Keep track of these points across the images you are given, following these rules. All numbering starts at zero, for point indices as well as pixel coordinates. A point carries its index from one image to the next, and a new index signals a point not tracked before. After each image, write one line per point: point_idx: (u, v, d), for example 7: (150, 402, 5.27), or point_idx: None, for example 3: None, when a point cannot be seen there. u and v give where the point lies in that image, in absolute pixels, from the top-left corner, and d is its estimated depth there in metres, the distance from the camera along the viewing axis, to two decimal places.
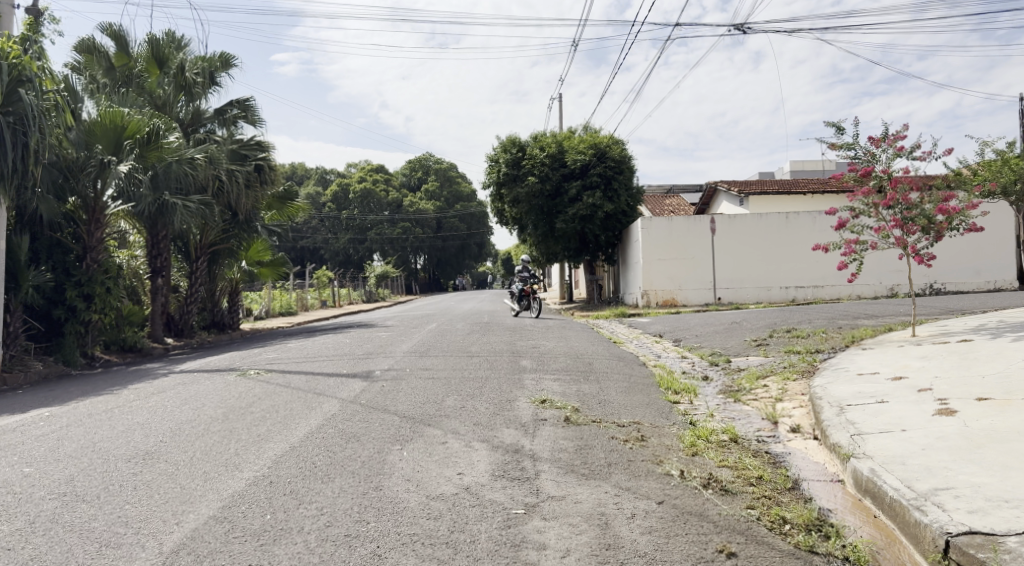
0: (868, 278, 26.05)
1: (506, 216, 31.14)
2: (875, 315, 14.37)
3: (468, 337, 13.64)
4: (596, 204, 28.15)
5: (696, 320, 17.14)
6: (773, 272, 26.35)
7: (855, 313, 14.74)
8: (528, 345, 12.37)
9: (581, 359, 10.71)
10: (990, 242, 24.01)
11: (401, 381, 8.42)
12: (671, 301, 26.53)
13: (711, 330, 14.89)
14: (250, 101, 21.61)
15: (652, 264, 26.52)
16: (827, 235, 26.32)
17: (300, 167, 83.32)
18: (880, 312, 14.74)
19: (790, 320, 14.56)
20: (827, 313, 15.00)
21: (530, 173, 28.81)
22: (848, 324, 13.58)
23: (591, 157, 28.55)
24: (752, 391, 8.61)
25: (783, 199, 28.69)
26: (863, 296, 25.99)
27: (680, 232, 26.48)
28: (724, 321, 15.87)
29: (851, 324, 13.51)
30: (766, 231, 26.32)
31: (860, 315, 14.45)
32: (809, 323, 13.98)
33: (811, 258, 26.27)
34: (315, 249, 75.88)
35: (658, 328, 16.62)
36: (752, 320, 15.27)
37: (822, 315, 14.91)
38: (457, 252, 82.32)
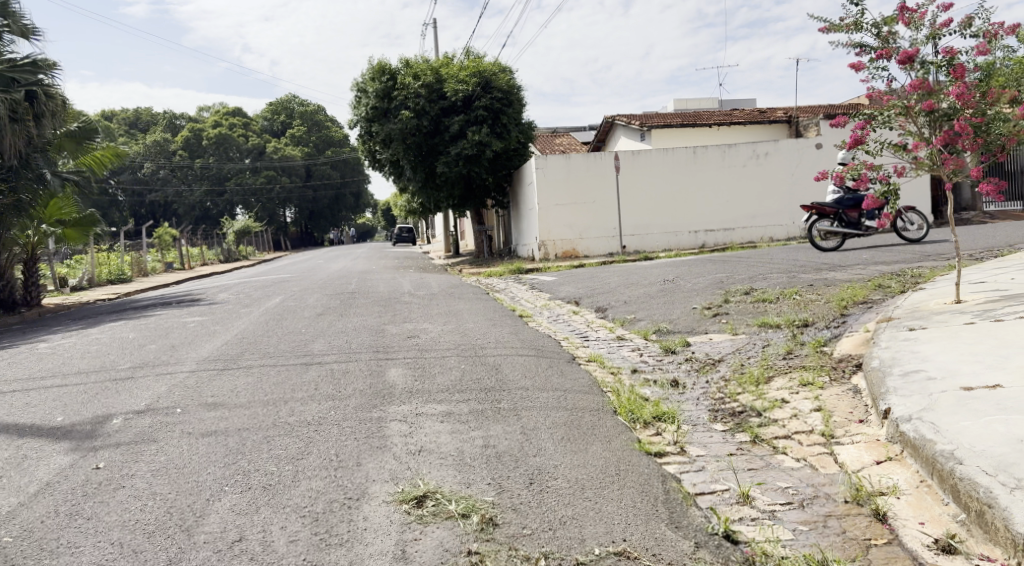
0: (779, 217, 24.03)
1: (378, 159, 26.50)
2: (844, 267, 11.38)
3: (317, 322, 9.62)
4: (483, 141, 24.25)
5: (616, 279, 13.76)
6: (682, 215, 23.62)
7: (818, 266, 11.73)
8: (401, 334, 8.52)
9: (481, 359, 7.00)
10: None
11: (150, 449, 4.44)
12: (571, 253, 23.19)
13: (642, 293, 11.48)
14: (15, 7, 16.13)
15: (550, 211, 23.00)
16: (786, 169, 23.93)
17: (145, 113, 74.63)
18: (847, 263, 11.79)
19: (743, 278, 11.37)
20: (782, 268, 11.94)
21: (404, 106, 24.35)
22: (820, 280, 10.50)
23: (474, 87, 24.46)
24: (772, 418, 5.15)
25: (690, 133, 25.79)
26: (775, 238, 24.01)
27: (579, 173, 23.02)
28: (653, 280, 12.54)
29: (822, 280, 10.51)
30: (673, 169, 23.42)
31: (826, 269, 11.42)
32: (769, 281, 10.82)
33: (721, 197, 23.74)
34: (167, 204, 68.12)
35: (570, 292, 13.13)
36: (692, 279, 11.99)
37: (776, 269, 11.82)
38: (332, 203, 76.46)
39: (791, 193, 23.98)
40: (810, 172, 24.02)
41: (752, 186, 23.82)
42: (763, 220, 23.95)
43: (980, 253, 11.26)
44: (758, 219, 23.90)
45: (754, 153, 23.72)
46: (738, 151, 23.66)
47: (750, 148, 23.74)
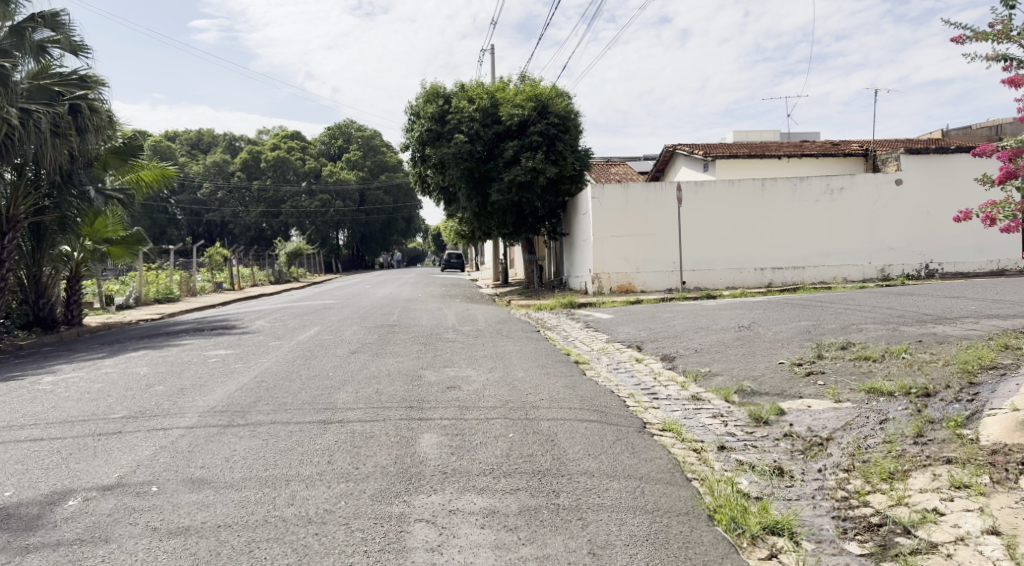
0: (853, 257, 22.34)
1: (428, 183, 25.63)
2: (953, 321, 9.83)
3: (348, 363, 8.56)
4: (539, 167, 23.23)
5: (682, 320, 12.42)
6: (747, 251, 22.11)
7: (920, 318, 10.21)
8: (440, 383, 7.37)
9: (533, 423, 5.77)
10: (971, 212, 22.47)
11: (94, 555, 3.34)
12: (627, 288, 21.81)
13: (716, 341, 10.12)
14: (64, 19, 15.71)
15: (606, 241, 21.74)
16: (863, 205, 22.28)
17: (207, 134, 76.13)
18: (954, 315, 10.24)
19: (833, 328, 9.93)
20: (876, 318, 10.46)
21: (456, 130, 23.49)
22: (929, 335, 9.01)
23: (531, 112, 23.54)
24: (929, 543, 3.83)
25: (758, 165, 24.32)
26: (849, 279, 22.29)
27: (638, 203, 21.75)
28: (725, 324, 11.19)
29: (930, 335, 9.04)
30: (739, 202, 22.01)
31: (931, 322, 9.90)
32: (866, 334, 9.36)
33: (791, 234, 22.17)
34: (223, 224, 68.92)
35: (631, 334, 11.84)
36: (772, 325, 10.59)
37: (869, 320, 10.35)
38: (384, 227, 76.39)
39: (867, 231, 22.31)
40: (888, 210, 22.32)
41: (825, 223, 22.23)
42: (836, 259, 22.30)
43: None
44: (831, 258, 22.27)
45: (827, 187, 22.17)
46: (811, 184, 22.13)
47: (824, 182, 22.20)
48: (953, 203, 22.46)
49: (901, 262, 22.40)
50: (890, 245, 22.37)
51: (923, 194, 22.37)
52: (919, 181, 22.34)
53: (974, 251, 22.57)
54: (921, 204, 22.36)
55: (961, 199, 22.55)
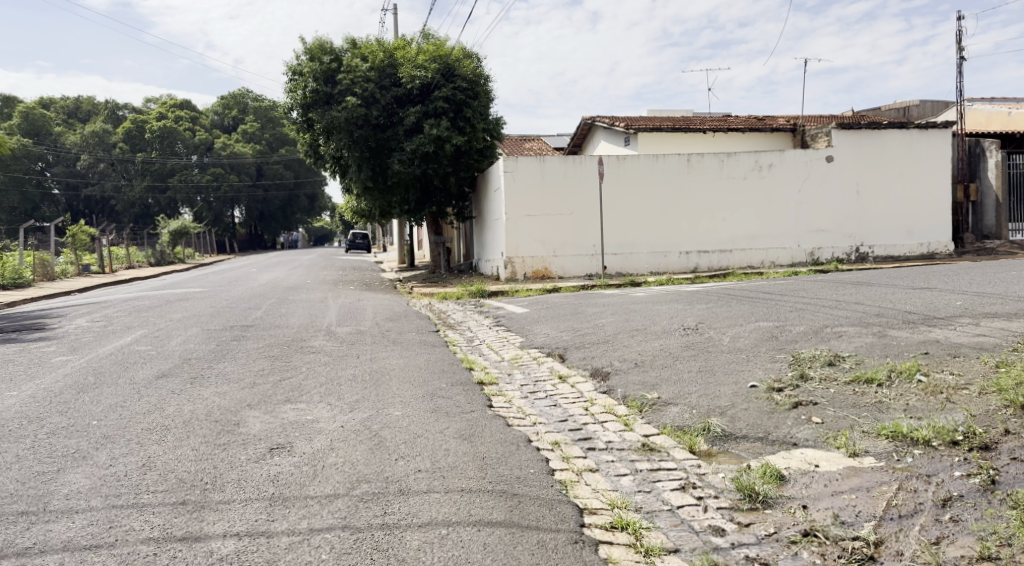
0: (783, 240, 20.76)
1: (319, 154, 22.52)
2: (948, 323, 7.84)
3: (144, 398, 5.81)
4: (444, 136, 20.63)
5: (610, 319, 10.12)
6: (672, 233, 20.17)
7: (904, 319, 8.20)
8: (262, 440, 4.72)
9: (391, 544, 3.26)
10: (901, 189, 21.29)
11: None
12: (542, 273, 19.48)
13: (659, 350, 7.81)
14: None
15: (520, 221, 19.29)
16: (792, 183, 20.68)
17: (85, 103, 69.73)
18: (944, 315, 8.28)
19: (805, 334, 7.77)
20: (851, 318, 8.40)
21: (349, 92, 20.51)
22: (933, 345, 6.93)
23: (434, 74, 20.89)
24: None
25: (682, 139, 22.37)
26: (778, 263, 20.72)
27: (555, 178, 19.37)
28: (665, 326, 8.93)
29: (932, 342, 7.02)
30: (663, 179, 19.99)
31: (922, 324, 7.88)
32: (851, 343, 7.23)
33: (718, 214, 20.34)
34: (103, 199, 63.02)
35: (551, 338, 9.46)
36: (725, 328, 8.37)
37: (843, 321, 8.27)
38: (284, 204, 71.82)
39: (797, 212, 20.76)
40: (819, 189, 20.82)
41: (754, 202, 20.51)
42: (764, 242, 20.66)
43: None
44: (759, 241, 20.61)
45: (756, 164, 20.43)
46: (739, 161, 20.34)
47: (753, 158, 20.44)
48: (883, 181, 21.18)
49: (830, 245, 20.99)
50: (820, 226, 20.91)
51: (853, 171, 20.98)
52: (849, 158, 20.93)
53: (904, 234, 21.42)
54: (852, 183, 20.98)
55: (893, 178, 21.25)
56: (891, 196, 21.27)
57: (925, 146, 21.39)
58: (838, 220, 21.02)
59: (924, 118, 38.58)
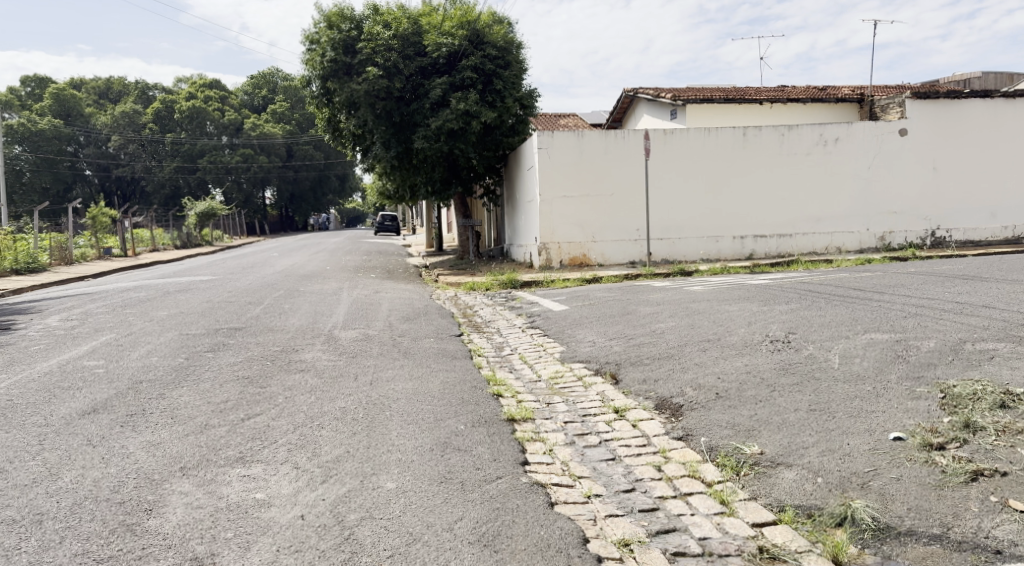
0: (849, 223, 18.58)
1: (340, 131, 20.85)
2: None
3: (41, 456, 4.15)
4: (473, 110, 18.81)
5: (670, 323, 8.26)
6: (725, 216, 18.13)
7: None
8: (169, 555, 3.05)
9: None
10: (984, 166, 18.95)
11: None
12: (580, 261, 17.59)
13: (745, 373, 5.96)
14: None
15: (556, 203, 17.40)
16: (861, 160, 18.45)
17: (116, 83, 69.10)
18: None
19: (942, 353, 5.84)
20: (992, 330, 6.44)
21: (370, 62, 18.75)
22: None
23: (462, 42, 19.06)
24: None
25: (735, 111, 20.25)
26: (845, 249, 18.56)
27: (595, 155, 17.40)
28: (743, 337, 7.06)
29: None
30: (716, 155, 17.93)
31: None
32: (1015, 369, 5.29)
33: (777, 195, 18.25)
34: (133, 179, 62.31)
35: (599, 350, 7.64)
36: (826, 342, 6.50)
37: (985, 334, 6.32)
38: (314, 185, 70.70)
39: (865, 192, 18.55)
40: (891, 166, 18.59)
41: (817, 181, 18.36)
42: (828, 226, 18.51)
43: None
44: (822, 224, 18.48)
45: (821, 138, 18.26)
46: (801, 135, 18.19)
47: (816, 131, 18.27)
48: (964, 157, 18.85)
49: (902, 228, 18.75)
50: (891, 208, 18.67)
51: (930, 146, 18.68)
52: (926, 131, 18.64)
53: (985, 216, 19.08)
54: (929, 159, 18.70)
55: (975, 154, 18.90)
56: (973, 173, 18.94)
57: (1012, 118, 18.99)
58: (912, 200, 18.76)
59: (989, 89, 35.74)
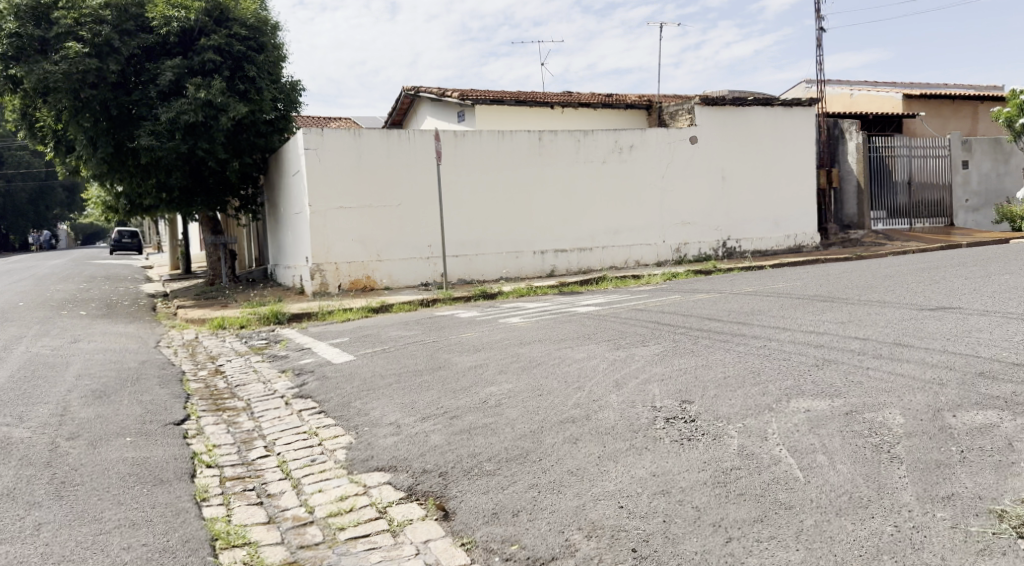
0: (646, 235, 17.43)
1: (36, 126, 16.05)
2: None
3: None
4: (217, 101, 15.16)
5: (504, 387, 5.69)
6: (521, 229, 16.08)
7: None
8: None
9: None
10: (768, 175, 18.76)
11: None
12: (363, 285, 14.37)
13: (663, 499, 3.56)
14: None
15: (329, 215, 14.09)
16: (655, 168, 17.40)
17: None
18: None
19: (932, 437, 3.81)
20: (962, 387, 4.55)
21: (72, 36, 14.41)
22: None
23: (200, 18, 15.36)
24: None
25: (525, 114, 18.46)
26: (643, 262, 17.37)
27: (376, 156, 14.34)
28: (624, 418, 4.63)
29: None
30: (509, 162, 15.82)
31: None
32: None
33: (576, 205, 16.61)
34: None
35: (406, 439, 4.85)
36: (754, 426, 4.26)
37: (961, 395, 4.40)
38: (35, 198, 60.14)
39: (660, 202, 17.52)
40: (683, 174, 17.73)
41: (614, 191, 17.00)
42: (627, 239, 17.23)
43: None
44: (621, 237, 17.16)
45: (616, 145, 16.90)
46: (597, 141, 16.68)
47: (611, 138, 16.87)
48: (749, 166, 18.52)
49: (696, 239, 18.00)
50: (685, 218, 17.84)
51: (718, 154, 18.11)
52: (714, 140, 18.03)
53: (770, 225, 18.88)
54: (717, 168, 18.14)
55: (759, 163, 18.63)
56: (758, 182, 18.66)
57: (789, 127, 18.95)
58: (704, 210, 18.07)
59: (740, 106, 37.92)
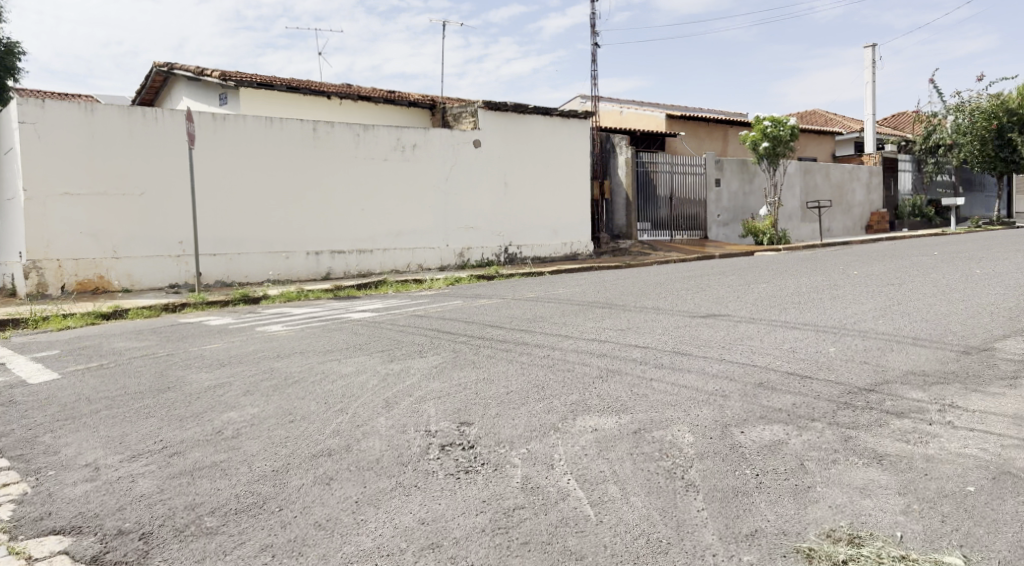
0: (429, 238, 16.38)
1: None
2: (926, 401, 4.20)
3: None
4: None
5: (245, 410, 4.66)
6: (292, 228, 14.26)
7: (832, 395, 4.38)
8: None
9: None
10: (547, 183, 18.75)
11: None
12: (94, 287, 12.20)
13: (434, 555, 2.80)
14: None
15: (50, 203, 11.85)
16: (438, 169, 16.43)
17: None
18: (879, 382, 4.65)
19: (726, 458, 3.44)
20: (743, 400, 4.31)
21: None
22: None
23: None
24: None
25: (298, 103, 17.09)
26: (425, 265, 16.26)
27: (112, 139, 12.29)
28: (390, 449, 3.74)
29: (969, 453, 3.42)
30: (279, 154, 13.96)
31: (892, 410, 4.08)
32: (878, 483, 3.11)
33: (355, 205, 15.09)
34: None
35: (101, 486, 3.69)
36: (538, 450, 3.62)
37: (745, 408, 4.15)
38: None
39: (442, 205, 16.65)
40: (465, 177, 17.01)
41: (395, 191, 15.79)
42: (411, 242, 16.01)
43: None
44: (404, 240, 15.91)
45: (398, 144, 15.67)
46: (378, 137, 15.31)
47: (392, 135, 15.59)
48: (529, 172, 18.34)
49: (479, 244, 17.36)
50: (468, 222, 17.11)
51: (499, 158, 17.69)
52: (496, 145, 17.51)
53: (549, 233, 18.86)
54: (499, 173, 17.70)
55: (539, 170, 18.53)
56: (538, 189, 18.54)
57: (567, 137, 19.05)
58: (486, 214, 17.50)
59: None
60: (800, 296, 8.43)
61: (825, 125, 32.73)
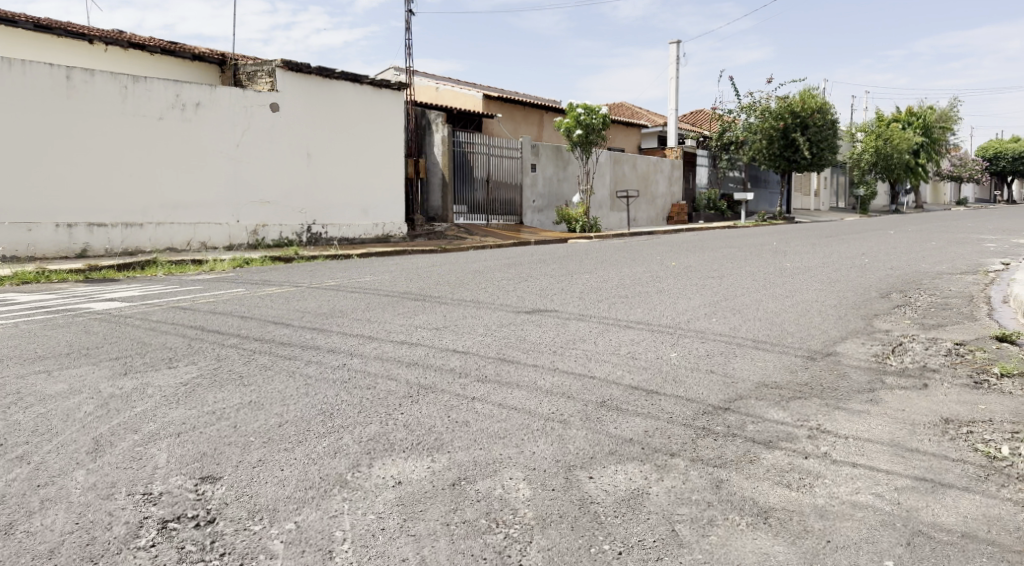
0: (215, 212, 13.96)
1: None
2: (791, 425, 3.57)
3: None
4: None
5: None
6: (34, 194, 11.45)
7: (687, 418, 3.62)
8: None
9: None
10: (359, 156, 16.79)
11: None
12: None
13: None
14: None
15: None
16: (227, 133, 14.06)
17: None
18: (734, 397, 3.98)
19: (576, 528, 2.51)
20: (585, 428, 3.42)
21: None
22: (973, 543, 2.48)
23: None
24: None
25: (51, 46, 14.35)
26: (210, 245, 13.86)
27: None
28: (76, 533, 2.45)
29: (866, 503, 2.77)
30: (16, 102, 11.15)
31: (759, 438, 3.40)
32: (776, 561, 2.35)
33: (119, 169, 12.49)
34: None
35: None
36: (311, 525, 2.49)
37: (591, 440, 3.26)
38: None
39: (232, 174, 14.24)
40: (261, 145, 14.71)
41: (172, 155, 13.24)
42: (191, 216, 13.56)
43: (947, 357, 4.90)
44: (182, 213, 13.43)
45: (177, 101, 13.21)
46: (150, 91, 12.81)
47: (169, 90, 13.12)
48: (338, 144, 16.31)
49: (277, 221, 15.07)
50: (263, 196, 14.80)
51: (303, 126, 15.51)
52: (298, 112, 15.40)
53: (358, 212, 16.84)
54: (302, 142, 15.51)
55: (348, 142, 16.54)
56: (347, 163, 16.55)
57: (381, 108, 17.18)
58: (286, 188, 15.25)
59: None
60: (624, 289, 7.86)
61: (633, 118, 33.69)
